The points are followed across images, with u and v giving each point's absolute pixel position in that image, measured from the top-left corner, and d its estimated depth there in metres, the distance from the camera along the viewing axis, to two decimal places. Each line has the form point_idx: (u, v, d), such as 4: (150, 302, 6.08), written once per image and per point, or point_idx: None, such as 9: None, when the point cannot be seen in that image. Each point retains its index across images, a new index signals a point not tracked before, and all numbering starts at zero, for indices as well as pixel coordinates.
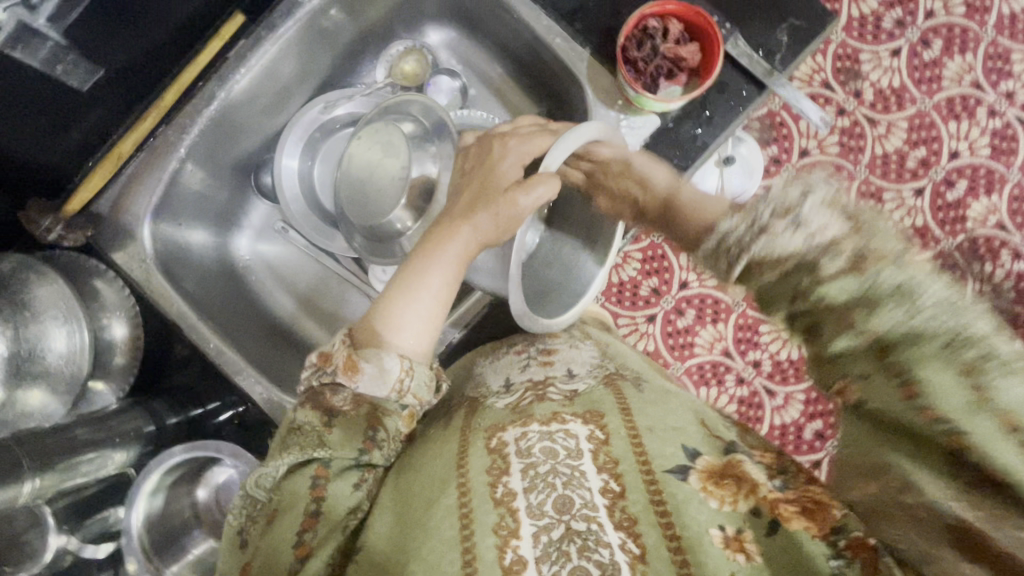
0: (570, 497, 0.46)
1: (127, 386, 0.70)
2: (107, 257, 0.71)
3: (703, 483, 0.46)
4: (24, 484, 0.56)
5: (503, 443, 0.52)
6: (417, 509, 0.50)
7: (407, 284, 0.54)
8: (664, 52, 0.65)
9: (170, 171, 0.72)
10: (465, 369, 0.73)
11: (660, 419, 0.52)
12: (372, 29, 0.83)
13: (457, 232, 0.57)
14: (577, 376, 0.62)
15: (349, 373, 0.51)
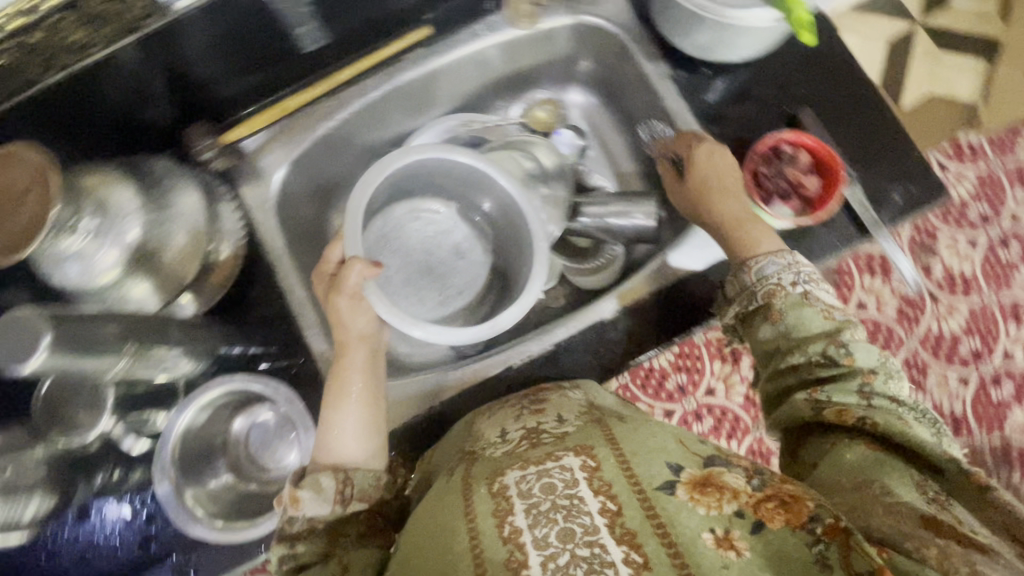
0: (570, 528, 0.48)
1: (210, 306, 0.75)
2: (237, 188, 0.78)
3: (688, 493, 0.50)
4: (117, 362, 0.56)
5: (504, 485, 0.53)
6: (432, 547, 0.51)
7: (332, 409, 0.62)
8: (788, 176, 0.70)
9: (317, 135, 0.80)
10: (465, 427, 0.70)
11: (642, 442, 0.55)
12: (526, 73, 0.90)
13: (356, 360, 0.65)
14: (565, 419, 0.62)
15: (294, 508, 0.56)
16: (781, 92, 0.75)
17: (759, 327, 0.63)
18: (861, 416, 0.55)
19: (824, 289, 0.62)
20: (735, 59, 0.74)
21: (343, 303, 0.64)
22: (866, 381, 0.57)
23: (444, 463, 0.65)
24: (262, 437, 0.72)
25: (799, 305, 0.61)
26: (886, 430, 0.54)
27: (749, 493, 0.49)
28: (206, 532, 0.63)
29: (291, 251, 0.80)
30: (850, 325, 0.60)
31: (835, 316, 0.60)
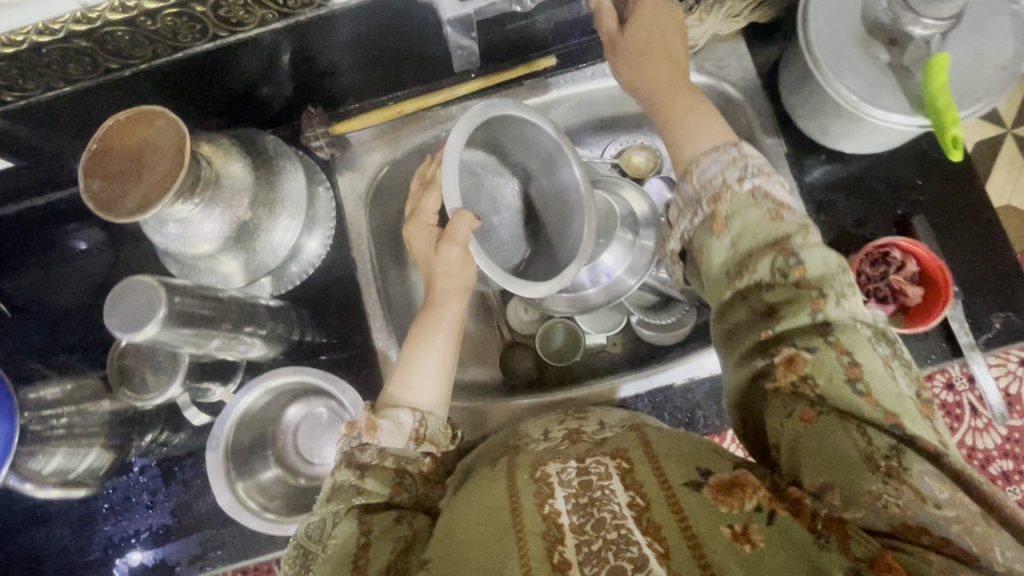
0: (602, 515, 0.47)
1: (286, 290, 0.75)
2: (334, 178, 0.79)
3: (711, 493, 0.48)
4: (209, 342, 0.56)
5: (548, 474, 0.53)
6: (472, 516, 0.51)
7: (413, 352, 0.64)
8: (892, 283, 0.68)
9: (420, 143, 0.80)
10: (509, 430, 0.70)
11: (676, 448, 0.54)
12: (627, 116, 0.88)
13: (449, 303, 0.65)
14: (605, 427, 0.63)
15: (370, 435, 0.57)
16: (898, 193, 0.74)
17: (707, 247, 0.54)
18: (806, 374, 0.49)
19: (776, 184, 0.54)
20: (857, 151, 0.73)
21: (451, 251, 0.62)
22: (819, 310, 0.48)
23: (487, 456, 0.64)
24: (313, 428, 0.71)
25: (746, 206, 0.52)
26: (826, 392, 0.48)
27: (765, 490, 0.47)
28: (256, 523, 0.62)
29: (376, 249, 0.79)
30: (801, 229, 0.51)
31: (785, 218, 0.51)
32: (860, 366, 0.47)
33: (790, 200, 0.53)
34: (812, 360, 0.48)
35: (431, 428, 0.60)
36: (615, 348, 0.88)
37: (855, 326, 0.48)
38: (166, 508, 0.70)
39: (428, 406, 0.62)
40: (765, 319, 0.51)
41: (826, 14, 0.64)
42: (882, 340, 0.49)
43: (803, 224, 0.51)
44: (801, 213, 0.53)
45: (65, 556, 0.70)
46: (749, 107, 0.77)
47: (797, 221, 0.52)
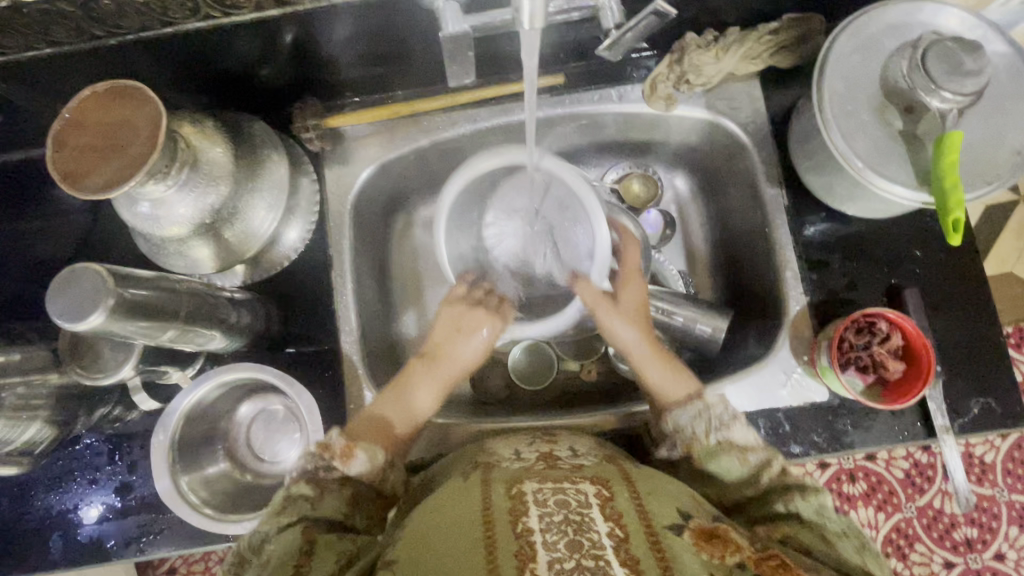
0: (578, 540, 0.45)
1: (257, 279, 0.73)
2: (323, 169, 0.77)
3: (692, 538, 0.46)
4: (166, 331, 0.57)
5: (524, 491, 0.50)
6: (444, 531, 0.47)
7: (401, 385, 0.68)
8: (873, 353, 0.66)
9: (417, 145, 0.78)
10: (475, 445, 0.67)
11: (656, 486, 0.52)
12: (631, 145, 0.86)
13: (458, 350, 0.70)
14: (580, 454, 0.61)
15: (343, 462, 0.57)
16: (894, 260, 0.72)
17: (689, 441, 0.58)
18: (788, 533, 0.51)
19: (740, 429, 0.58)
20: (854, 213, 0.71)
21: (484, 318, 0.70)
22: (787, 500, 0.53)
23: (455, 467, 0.61)
24: (266, 424, 0.70)
25: (719, 454, 0.56)
26: (810, 547, 0.49)
27: (751, 549, 0.46)
28: (193, 518, 0.61)
29: (355, 251, 0.77)
30: (770, 461, 0.55)
31: (752, 461, 0.56)
32: (830, 538, 0.50)
33: (751, 440, 0.57)
34: (792, 529, 0.51)
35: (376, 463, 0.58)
36: (587, 375, 0.87)
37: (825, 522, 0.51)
38: (109, 486, 0.69)
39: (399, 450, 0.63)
40: (751, 497, 0.55)
41: (844, 73, 0.62)
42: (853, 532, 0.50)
43: (769, 457, 0.56)
44: (763, 448, 0.56)
45: (1, 522, 0.69)
46: (756, 153, 0.76)
47: (762, 459, 0.56)
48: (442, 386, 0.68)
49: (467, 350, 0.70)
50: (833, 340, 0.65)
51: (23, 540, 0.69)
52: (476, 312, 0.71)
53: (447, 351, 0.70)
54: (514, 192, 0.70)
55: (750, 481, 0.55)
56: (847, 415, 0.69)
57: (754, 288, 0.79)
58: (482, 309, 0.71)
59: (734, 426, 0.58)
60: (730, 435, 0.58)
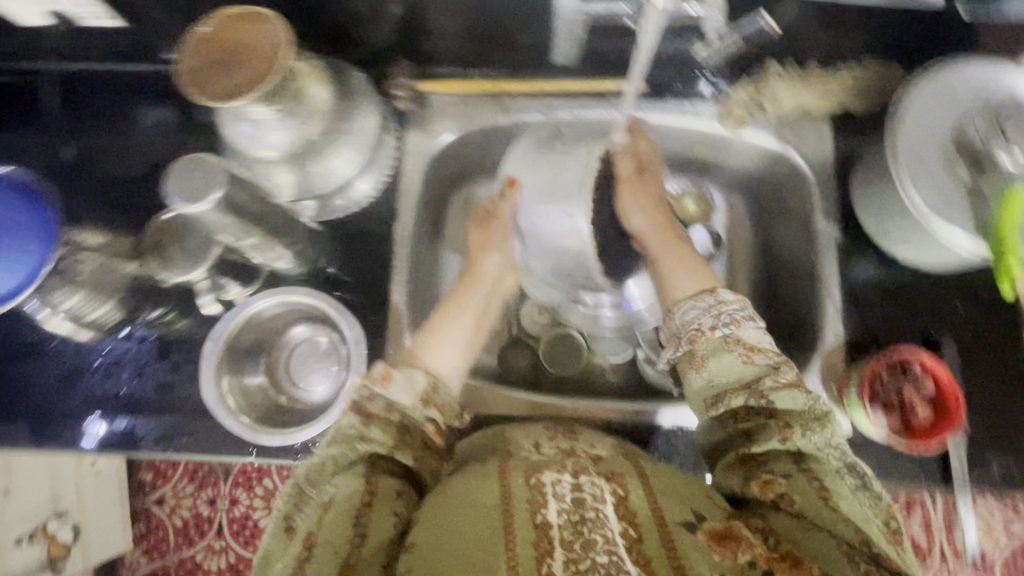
0: (592, 538, 0.46)
1: (325, 220, 0.78)
2: (404, 128, 0.81)
3: (706, 538, 0.47)
4: (248, 236, 0.61)
5: (542, 483, 0.51)
6: (465, 511, 0.48)
7: (445, 310, 0.72)
8: (902, 395, 0.68)
9: (496, 123, 0.81)
10: (495, 432, 0.69)
11: (673, 485, 0.52)
12: (694, 162, 0.89)
13: (484, 270, 0.77)
14: (598, 447, 0.62)
15: (384, 383, 0.60)
16: (936, 311, 0.73)
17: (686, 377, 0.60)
18: (784, 490, 0.52)
19: (750, 331, 0.60)
20: (906, 259, 0.73)
21: (495, 243, 0.77)
22: (787, 438, 0.54)
23: (476, 459, 0.63)
24: (307, 353, 0.74)
25: (720, 350, 0.59)
26: (805, 509, 0.50)
27: (763, 549, 0.46)
28: (230, 422, 0.65)
29: (418, 209, 0.80)
30: (772, 371, 0.57)
31: (755, 362, 0.58)
32: (829, 488, 0.51)
33: (762, 343, 0.59)
34: (787, 483, 0.52)
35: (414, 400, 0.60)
36: (611, 375, 0.88)
37: (824, 458, 0.53)
38: (151, 381, 0.72)
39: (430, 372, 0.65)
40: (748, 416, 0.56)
41: (920, 120, 0.64)
42: (852, 473, 0.53)
43: (772, 366, 0.57)
44: (773, 353, 0.58)
45: (44, 395, 0.73)
46: (815, 187, 0.79)
47: (768, 364, 0.58)
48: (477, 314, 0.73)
49: (491, 270, 0.77)
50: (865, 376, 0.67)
51: (61, 415, 0.72)
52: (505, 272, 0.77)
53: (476, 273, 0.76)
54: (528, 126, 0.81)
55: (753, 393, 0.56)
56: (868, 452, 0.70)
57: (792, 316, 0.80)
58: (497, 227, 0.77)
59: (744, 325, 0.60)
60: (741, 333, 0.60)
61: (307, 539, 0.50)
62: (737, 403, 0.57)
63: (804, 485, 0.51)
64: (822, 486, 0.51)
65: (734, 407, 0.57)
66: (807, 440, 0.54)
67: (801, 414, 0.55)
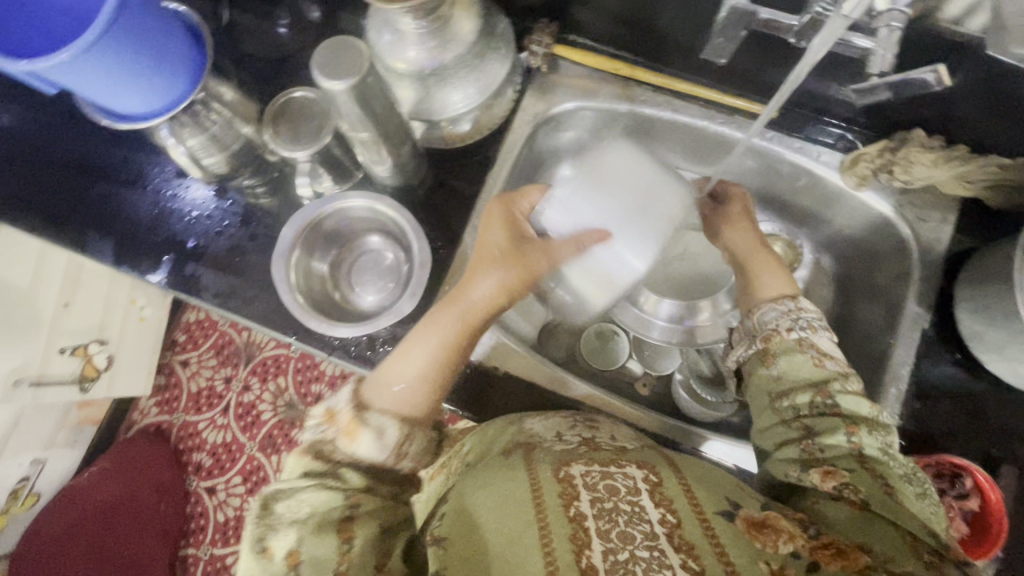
0: (631, 531, 0.48)
1: (425, 146, 0.80)
2: (528, 84, 0.81)
3: (745, 526, 0.49)
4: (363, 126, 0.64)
5: (571, 475, 0.54)
6: (498, 507, 0.52)
7: (406, 344, 0.60)
8: (944, 505, 0.64)
9: (616, 106, 0.81)
10: (510, 417, 0.69)
11: (706, 475, 0.56)
12: (796, 208, 0.86)
13: (477, 287, 0.61)
14: (620, 439, 0.64)
15: (348, 438, 0.54)
16: (1002, 433, 0.70)
17: (753, 372, 0.64)
18: (846, 480, 0.54)
19: (822, 338, 0.63)
20: (993, 370, 0.69)
21: (497, 269, 0.61)
22: (852, 434, 0.56)
23: (496, 439, 0.65)
24: (373, 264, 0.77)
25: (794, 350, 0.62)
26: (870, 498, 0.52)
27: (805, 539, 0.48)
28: (287, 297, 0.68)
29: (516, 166, 0.82)
30: (841, 377, 0.59)
31: (826, 367, 0.60)
32: (895, 487, 0.52)
33: (834, 351, 0.62)
34: (850, 475, 0.54)
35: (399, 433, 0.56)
36: (640, 387, 0.87)
37: (889, 463, 0.55)
38: (229, 241, 0.77)
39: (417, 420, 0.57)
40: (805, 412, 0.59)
41: None
42: (915, 481, 0.54)
43: (844, 372, 0.60)
44: (843, 363, 0.61)
45: (131, 223, 0.78)
46: (919, 270, 0.74)
47: (838, 371, 0.60)
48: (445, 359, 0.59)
49: (481, 298, 0.61)
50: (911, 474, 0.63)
51: (139, 246, 0.77)
52: (506, 300, 0.62)
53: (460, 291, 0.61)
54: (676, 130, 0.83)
55: (822, 389, 0.59)
56: None
57: None
58: (495, 262, 0.62)
59: (818, 334, 0.63)
60: (815, 339, 0.63)
61: (293, 557, 0.50)
62: (798, 397, 0.59)
63: (867, 474, 0.54)
64: (884, 483, 0.53)
65: (795, 399, 0.59)
66: (871, 441, 0.56)
67: (867, 421, 0.57)
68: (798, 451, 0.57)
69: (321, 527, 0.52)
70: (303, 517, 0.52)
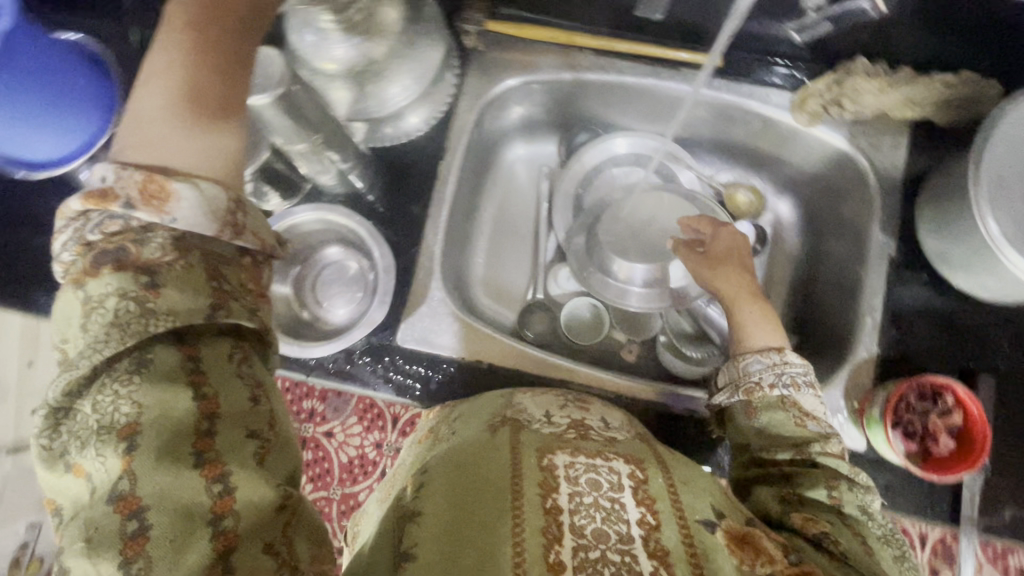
0: (606, 531, 0.48)
1: (373, 146, 0.77)
2: (468, 66, 0.79)
3: (725, 539, 0.50)
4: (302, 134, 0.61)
5: (552, 465, 0.53)
6: (472, 496, 0.51)
7: (166, 89, 0.44)
8: (927, 423, 0.65)
9: (561, 76, 0.80)
10: (505, 395, 0.66)
11: (692, 477, 0.56)
12: (753, 154, 0.86)
13: None
14: (611, 425, 0.63)
15: (104, 203, 0.39)
16: (977, 345, 0.71)
17: (735, 420, 0.64)
18: (826, 530, 0.54)
19: (806, 396, 0.62)
20: (960, 286, 0.70)
21: None
22: (832, 489, 0.57)
23: (483, 409, 0.64)
24: (335, 275, 0.75)
25: (774, 408, 0.61)
26: (847, 551, 0.52)
27: (782, 564, 0.49)
28: None
29: (467, 152, 0.80)
30: (822, 439, 0.60)
31: (806, 428, 0.60)
32: (872, 549, 0.52)
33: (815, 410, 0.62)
34: (829, 526, 0.54)
35: (189, 261, 0.42)
36: (627, 355, 0.88)
37: (865, 521, 0.55)
38: None
39: (237, 183, 0.45)
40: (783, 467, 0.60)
41: (1010, 139, 0.61)
42: (892, 543, 0.53)
43: (824, 435, 0.60)
44: (825, 424, 0.61)
45: None
46: (878, 198, 0.75)
47: (821, 434, 0.60)
48: (217, 54, 0.45)
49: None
50: (892, 396, 0.65)
51: None
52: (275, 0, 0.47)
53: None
54: (637, 95, 0.83)
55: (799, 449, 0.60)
56: (880, 474, 0.68)
57: (829, 328, 0.78)
58: None
59: (802, 393, 0.61)
60: (798, 397, 0.62)
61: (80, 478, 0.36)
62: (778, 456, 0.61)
63: (845, 527, 0.54)
64: (862, 539, 0.53)
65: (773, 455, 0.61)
66: (851, 503, 0.56)
67: (841, 482, 0.57)
68: (774, 495, 0.59)
69: (169, 452, 0.36)
70: (123, 418, 0.37)
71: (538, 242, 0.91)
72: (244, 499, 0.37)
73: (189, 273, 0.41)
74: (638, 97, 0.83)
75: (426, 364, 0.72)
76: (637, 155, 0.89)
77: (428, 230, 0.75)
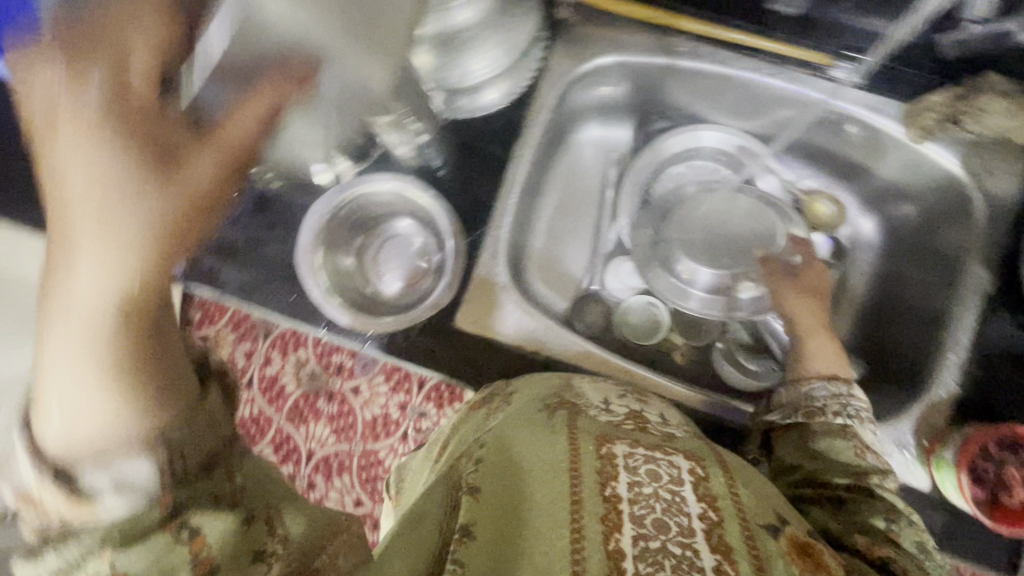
0: (667, 522, 0.43)
1: (449, 117, 0.74)
2: (556, 39, 0.75)
3: (787, 547, 0.45)
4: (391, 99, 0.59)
5: (613, 455, 0.49)
6: (526, 473, 0.47)
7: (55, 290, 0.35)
8: (1002, 472, 0.62)
9: (655, 59, 0.75)
10: (557, 381, 0.64)
11: (756, 484, 0.51)
12: (844, 163, 0.81)
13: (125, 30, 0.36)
14: (670, 423, 0.59)
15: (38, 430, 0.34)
16: None
17: (784, 437, 0.63)
18: (891, 555, 0.50)
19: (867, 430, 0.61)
20: None
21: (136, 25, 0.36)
22: (893, 518, 0.53)
23: (537, 391, 0.60)
24: (399, 248, 0.73)
25: (835, 434, 0.60)
26: None
27: None
28: (320, 294, 0.66)
29: (545, 131, 0.76)
30: (882, 473, 0.57)
31: (866, 459, 0.58)
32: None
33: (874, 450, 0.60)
34: (896, 552, 0.50)
35: (119, 414, 0.35)
36: (679, 357, 0.85)
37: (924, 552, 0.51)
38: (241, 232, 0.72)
39: (160, 333, 0.38)
40: (840, 483, 0.57)
41: None
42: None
43: (884, 469, 0.58)
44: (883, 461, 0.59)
45: None
46: (981, 225, 0.70)
47: (880, 467, 0.58)
48: (142, 145, 0.36)
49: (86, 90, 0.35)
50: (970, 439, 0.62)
51: None
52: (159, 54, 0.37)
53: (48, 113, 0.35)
54: (738, 90, 0.77)
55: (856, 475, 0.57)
56: (941, 513, 0.66)
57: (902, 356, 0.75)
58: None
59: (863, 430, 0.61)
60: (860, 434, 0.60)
61: None
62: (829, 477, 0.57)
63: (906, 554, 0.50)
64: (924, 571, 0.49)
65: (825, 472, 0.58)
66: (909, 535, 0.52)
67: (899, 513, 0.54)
68: (824, 512, 0.55)
69: (137, 538, 0.34)
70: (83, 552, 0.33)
71: (601, 232, 0.88)
72: (215, 533, 0.35)
73: (111, 411, 0.35)
74: (738, 92, 0.78)
75: (483, 351, 0.70)
76: (722, 152, 0.84)
77: (498, 210, 0.73)
